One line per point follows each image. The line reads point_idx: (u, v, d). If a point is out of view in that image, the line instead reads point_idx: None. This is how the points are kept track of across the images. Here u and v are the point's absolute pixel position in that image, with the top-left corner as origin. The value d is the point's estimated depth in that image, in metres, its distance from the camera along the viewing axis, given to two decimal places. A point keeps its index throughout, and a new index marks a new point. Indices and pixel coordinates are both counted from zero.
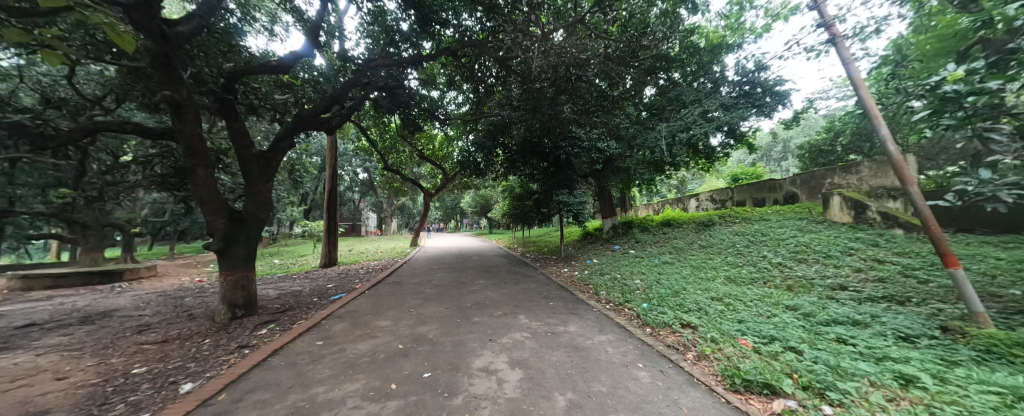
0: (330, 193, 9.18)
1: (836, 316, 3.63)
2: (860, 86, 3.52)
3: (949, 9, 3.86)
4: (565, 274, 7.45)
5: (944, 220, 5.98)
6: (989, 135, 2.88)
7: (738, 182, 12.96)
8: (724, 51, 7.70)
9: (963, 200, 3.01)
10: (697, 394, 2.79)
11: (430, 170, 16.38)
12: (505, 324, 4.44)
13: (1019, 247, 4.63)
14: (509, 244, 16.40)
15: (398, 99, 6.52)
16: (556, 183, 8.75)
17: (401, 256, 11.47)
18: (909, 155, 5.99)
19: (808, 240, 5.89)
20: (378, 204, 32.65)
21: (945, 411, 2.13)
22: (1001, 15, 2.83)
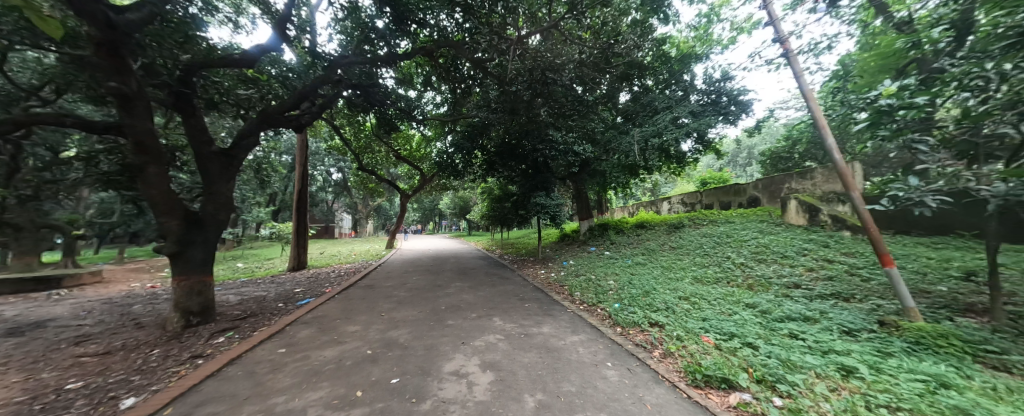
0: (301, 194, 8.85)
1: (789, 312, 3.87)
2: (810, 97, 3.78)
3: (887, 31, 4.23)
4: (542, 276, 7.52)
5: (885, 223, 6.41)
6: (916, 146, 3.19)
7: (707, 186, 13.59)
8: (693, 61, 8.03)
9: (895, 205, 3.29)
10: (661, 391, 2.89)
11: (407, 171, 16.09)
12: (479, 326, 4.43)
13: (945, 247, 5.13)
14: (488, 246, 16.37)
15: (372, 99, 6.36)
16: (533, 185, 8.98)
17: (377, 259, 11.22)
18: (856, 163, 6.47)
19: (768, 241, 6.25)
20: (354, 205, 31.70)
21: (880, 400, 2.32)
22: (927, 38, 3.18)
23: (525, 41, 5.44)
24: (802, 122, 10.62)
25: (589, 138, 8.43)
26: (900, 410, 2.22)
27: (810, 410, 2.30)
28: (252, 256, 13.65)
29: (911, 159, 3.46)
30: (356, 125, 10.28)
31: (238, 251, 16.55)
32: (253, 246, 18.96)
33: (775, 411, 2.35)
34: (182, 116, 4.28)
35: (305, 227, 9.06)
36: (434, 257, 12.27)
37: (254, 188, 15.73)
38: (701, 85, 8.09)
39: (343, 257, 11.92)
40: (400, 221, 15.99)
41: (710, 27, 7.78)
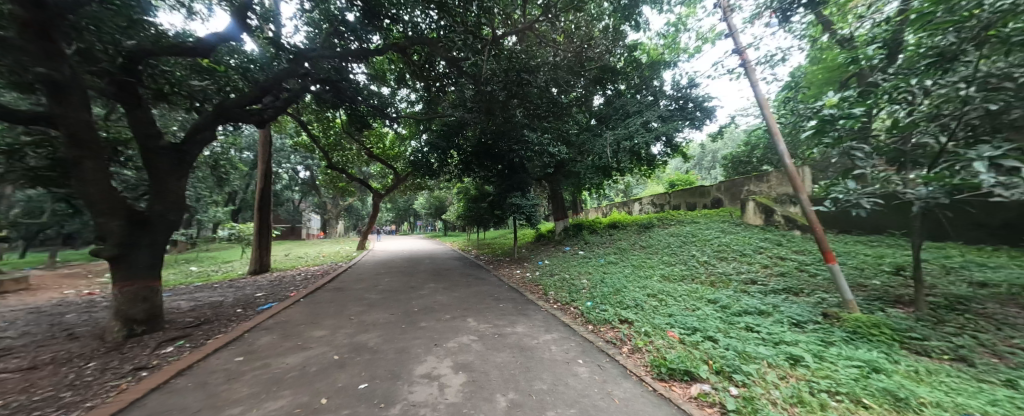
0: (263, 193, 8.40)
1: (746, 307, 4.12)
2: (765, 106, 4.04)
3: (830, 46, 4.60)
4: (517, 276, 7.54)
5: (830, 223, 7.07)
6: (853, 153, 3.49)
7: (675, 187, 14.23)
8: (662, 67, 8.36)
9: (836, 207, 3.59)
10: (628, 385, 2.99)
11: (380, 169, 15.63)
12: (452, 328, 4.39)
13: (879, 244, 5.67)
14: (463, 247, 16.23)
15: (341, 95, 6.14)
16: (509, 185, 9.04)
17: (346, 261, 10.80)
18: (805, 167, 7.01)
19: (729, 240, 6.63)
20: (323, 204, 30.39)
21: (821, 386, 2.54)
22: (863, 54, 3.50)
23: (500, 42, 5.45)
24: (759, 129, 11.39)
25: (564, 140, 8.54)
26: (838, 394, 2.43)
27: (761, 398, 2.47)
28: (209, 259, 12.71)
29: (850, 164, 3.79)
30: (325, 121, 9.85)
31: (193, 254, 15.34)
32: (210, 248, 17.66)
33: (731, 399, 2.50)
34: (126, 106, 3.93)
35: (267, 227, 8.60)
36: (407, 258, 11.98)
37: (211, 186, 14.66)
38: (669, 91, 8.46)
39: (311, 259, 11.39)
40: (372, 221, 15.49)
41: (678, 35, 8.13)
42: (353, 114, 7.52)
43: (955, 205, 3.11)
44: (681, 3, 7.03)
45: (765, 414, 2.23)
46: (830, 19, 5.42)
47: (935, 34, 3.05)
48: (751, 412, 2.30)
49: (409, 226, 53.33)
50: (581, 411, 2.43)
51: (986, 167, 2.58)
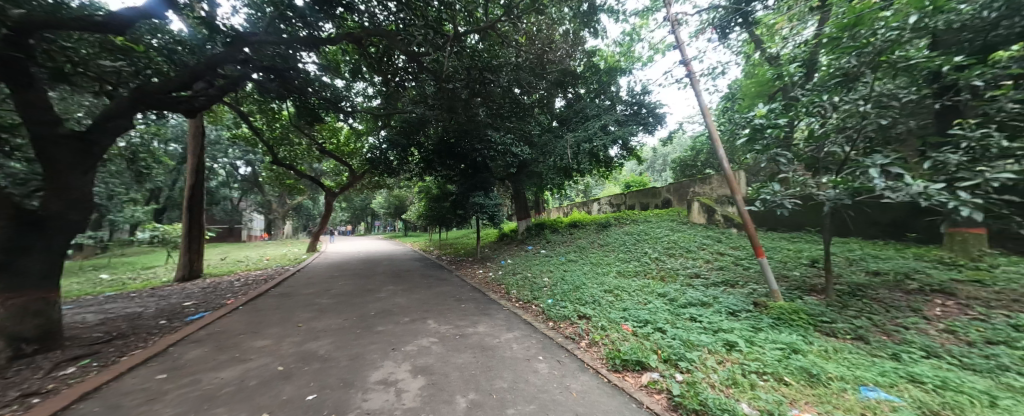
0: (193, 192, 7.58)
1: (690, 299, 4.46)
2: (707, 114, 4.38)
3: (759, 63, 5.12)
4: (479, 276, 7.50)
5: (761, 221, 7.88)
6: (778, 159, 3.89)
7: (630, 188, 15.01)
8: (619, 74, 8.78)
9: (765, 207, 3.99)
10: (586, 378, 3.10)
11: (334, 166, 14.70)
12: (412, 331, 4.27)
13: (799, 240, 6.44)
14: (425, 247, 15.84)
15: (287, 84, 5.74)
16: (472, 185, 8.92)
17: (294, 264, 10.04)
18: (740, 171, 7.74)
19: (676, 238, 7.14)
20: (268, 203, 27.90)
21: (751, 368, 2.84)
22: (787, 71, 3.94)
23: (461, 39, 5.38)
24: (702, 135, 12.40)
25: (527, 140, 8.65)
26: (765, 374, 2.75)
27: (702, 381, 2.71)
28: (124, 265, 11.04)
29: (775, 169, 4.25)
30: (271, 112, 9.06)
31: (102, 260, 13.19)
32: (125, 253, 15.30)
33: (676, 385, 2.70)
34: (11, 86, 3.28)
35: (198, 229, 7.76)
36: (364, 260, 11.44)
37: (128, 181, 12.77)
38: (624, 96, 8.96)
39: (253, 263, 10.41)
40: (326, 222, 14.54)
41: (633, 44, 8.58)
42: (301, 106, 7.08)
43: (855, 206, 3.61)
44: (636, 14, 7.39)
45: (705, 396, 2.44)
46: (759, 39, 6.06)
47: (840, 58, 3.54)
48: (694, 396, 2.50)
49: (370, 226, 50.82)
50: (541, 407, 2.47)
51: (879, 173, 3.03)
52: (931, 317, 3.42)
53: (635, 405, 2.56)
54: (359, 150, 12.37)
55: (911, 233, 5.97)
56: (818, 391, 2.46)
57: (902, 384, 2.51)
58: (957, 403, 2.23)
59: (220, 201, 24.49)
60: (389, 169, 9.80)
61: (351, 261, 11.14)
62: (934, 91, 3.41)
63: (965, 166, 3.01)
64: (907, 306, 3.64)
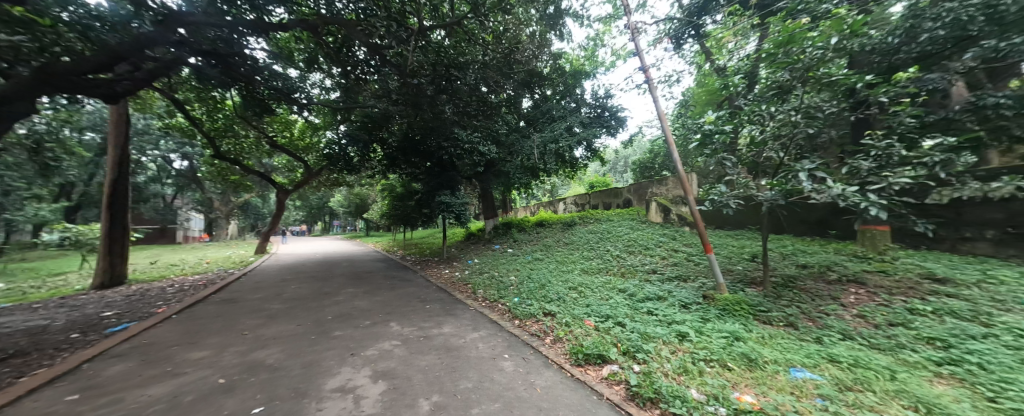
0: (115, 190, 6.72)
1: (648, 294, 4.71)
2: (664, 119, 4.63)
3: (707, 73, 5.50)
4: (445, 276, 7.38)
5: (710, 220, 8.52)
6: (725, 162, 4.23)
7: (594, 188, 15.52)
8: (583, 77, 9.06)
9: (713, 206, 4.31)
10: (549, 373, 3.17)
11: (287, 162, 13.71)
12: (373, 334, 4.10)
13: (742, 237, 7.04)
14: (389, 247, 15.30)
15: (230, 72, 5.37)
16: (438, 183, 8.78)
17: (242, 267, 9.23)
18: (692, 173, 8.29)
19: (636, 236, 7.51)
20: (210, 201, 25.33)
21: (701, 357, 3.06)
22: (732, 81, 4.28)
23: (426, 34, 5.30)
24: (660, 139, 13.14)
25: (494, 139, 8.64)
26: (712, 361, 2.99)
27: (657, 371, 2.88)
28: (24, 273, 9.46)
29: (723, 172, 4.59)
30: (213, 101, 8.23)
31: None
32: (26, 258, 13.09)
33: (634, 375, 2.85)
34: None
35: (121, 230, 6.90)
36: (320, 261, 10.79)
37: (28, 175, 10.92)
38: (589, 100, 9.31)
39: (191, 267, 9.40)
40: (277, 221, 13.56)
41: (597, 49, 8.88)
42: (247, 95, 6.60)
43: (787, 206, 4.00)
44: (599, 20, 7.62)
45: (659, 385, 2.62)
46: (709, 51, 6.51)
47: (778, 71, 3.89)
48: (649, 385, 2.66)
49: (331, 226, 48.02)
50: (505, 405, 2.47)
51: (807, 176, 3.40)
52: (847, 304, 3.89)
53: (596, 397, 2.67)
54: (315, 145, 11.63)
55: (832, 230, 6.74)
56: (756, 374, 2.74)
57: (823, 364, 2.85)
58: (865, 378, 2.58)
59: (153, 198, 21.84)
60: (349, 166, 9.35)
61: (306, 263, 10.46)
62: (851, 105, 3.87)
63: (874, 171, 3.45)
64: (829, 295, 4.11)
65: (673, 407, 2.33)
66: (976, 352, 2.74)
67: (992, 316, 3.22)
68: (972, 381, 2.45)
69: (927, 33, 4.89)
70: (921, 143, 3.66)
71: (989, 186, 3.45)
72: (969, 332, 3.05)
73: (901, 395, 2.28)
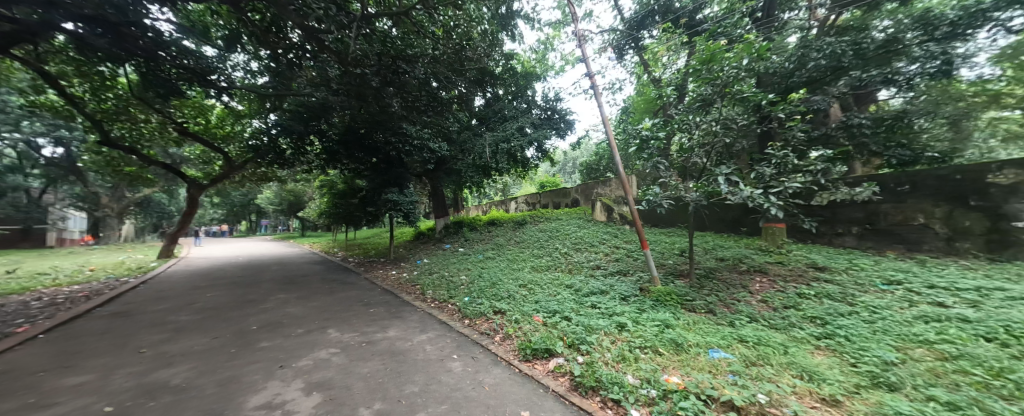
0: None
1: (593, 288, 4.98)
2: (608, 123, 4.91)
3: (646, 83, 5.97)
4: (392, 278, 7.06)
5: (646, 219, 9.27)
6: (659, 165, 4.61)
7: (544, 188, 15.99)
8: (534, 79, 9.34)
9: (648, 206, 4.66)
10: (498, 371, 3.19)
11: (203, 152, 11.97)
12: (307, 343, 3.77)
13: (673, 233, 7.77)
14: (329, 248, 14.20)
15: (124, 41, 4.63)
16: (385, 180, 8.40)
17: (141, 274, 7.85)
18: (632, 175, 8.94)
19: (583, 234, 7.91)
20: (99, 196, 21.07)
21: (636, 344, 3.32)
22: (665, 91, 4.70)
23: (368, 21, 5.05)
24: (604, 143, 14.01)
25: (445, 137, 8.44)
26: (646, 348, 3.25)
27: (598, 360, 3.05)
28: None
29: (657, 174, 4.99)
30: (99, 75, 6.82)
31: None
32: None
33: (577, 366, 2.99)
34: None
35: None
36: (244, 265, 9.62)
37: None
38: (540, 102, 9.66)
39: (68, 276, 7.73)
40: (188, 220, 11.82)
41: (547, 53, 9.25)
42: (149, 73, 5.68)
43: (709, 206, 4.48)
44: (549, 25, 7.92)
45: (600, 373, 2.79)
46: (647, 63, 7.10)
47: (705, 85, 4.35)
48: (591, 374, 2.82)
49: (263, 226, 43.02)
50: (452, 405, 2.43)
51: (724, 180, 3.86)
52: (753, 291, 4.50)
53: (542, 390, 2.75)
54: (239, 135, 10.30)
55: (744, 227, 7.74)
56: (683, 356, 3.05)
57: (735, 344, 3.26)
58: (766, 354, 3.02)
59: (12, 192, 17.45)
60: (280, 158, 8.66)
61: (227, 267, 9.25)
62: (757, 118, 4.48)
63: (774, 177, 4.01)
64: (740, 284, 4.71)
65: (612, 392, 2.51)
66: (843, 327, 3.37)
67: (854, 297, 3.98)
68: (840, 351, 3.01)
69: (814, 61, 6.03)
70: (807, 153, 4.37)
71: (852, 190, 4.24)
72: (839, 310, 3.72)
73: (794, 369, 2.70)
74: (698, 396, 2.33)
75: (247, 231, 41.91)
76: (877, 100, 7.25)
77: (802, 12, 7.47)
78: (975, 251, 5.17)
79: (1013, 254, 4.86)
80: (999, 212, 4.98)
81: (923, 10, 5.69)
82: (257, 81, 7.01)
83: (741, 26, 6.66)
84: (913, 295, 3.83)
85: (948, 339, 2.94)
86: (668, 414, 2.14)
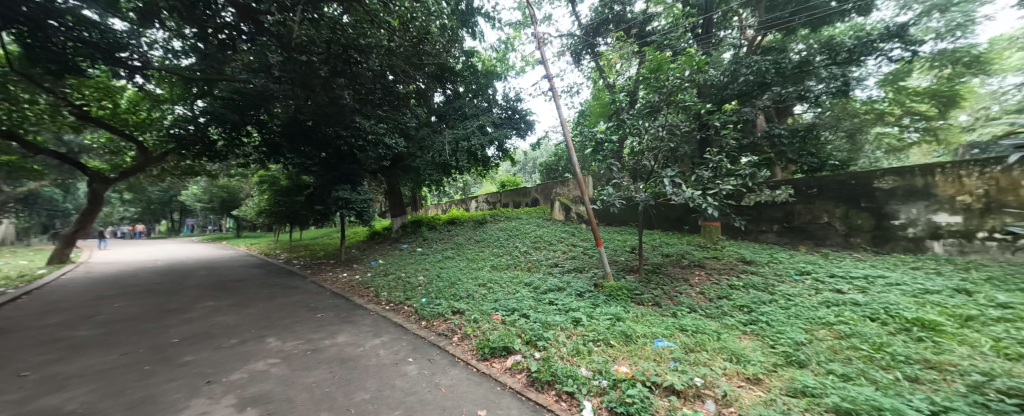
0: None
1: (550, 285, 5.12)
2: (566, 125, 5.07)
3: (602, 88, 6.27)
4: (342, 280, 6.67)
5: (601, 218, 9.72)
6: (612, 167, 4.86)
7: (505, 187, 16.07)
8: (494, 78, 9.37)
9: (603, 206, 4.87)
10: (455, 371, 3.15)
11: (108, 140, 10.34)
12: (243, 355, 3.42)
13: (625, 231, 8.25)
14: (271, 249, 13.02)
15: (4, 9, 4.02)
16: (336, 177, 7.94)
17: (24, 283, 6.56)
18: (590, 176, 9.33)
19: (542, 232, 8.11)
20: None
21: (589, 337, 3.49)
22: (619, 97, 4.98)
23: (317, 7, 4.79)
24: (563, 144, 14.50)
25: (403, 133, 8.16)
26: (599, 340, 3.41)
27: (554, 355, 3.14)
28: None
29: (610, 175, 5.25)
30: None
31: None
32: None
33: (534, 362, 3.06)
34: None
35: None
36: (164, 271, 8.44)
37: None
38: (501, 101, 9.71)
39: None
40: (88, 220, 10.21)
41: (507, 53, 9.36)
42: (36, 44, 4.78)
43: (656, 206, 4.80)
44: (509, 25, 8.02)
45: (555, 368, 2.87)
46: (602, 69, 7.43)
47: (653, 93, 4.67)
48: (547, 369, 2.89)
49: (192, 226, 38.18)
50: (406, 410, 2.34)
51: (669, 182, 4.16)
52: (693, 284, 4.91)
53: (499, 388, 2.77)
54: (159, 122, 9.11)
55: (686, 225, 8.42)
56: (631, 347, 3.25)
57: (676, 333, 3.54)
58: (702, 341, 3.32)
59: None
60: (210, 150, 7.87)
61: (142, 273, 8.06)
62: (697, 125, 4.88)
63: (711, 179, 4.40)
64: (682, 278, 5.13)
65: (566, 386, 2.60)
66: (765, 313, 3.80)
67: (774, 286, 4.51)
68: (762, 334, 3.40)
69: (744, 76, 6.74)
70: (738, 159, 4.86)
71: (772, 193, 4.81)
72: (762, 299, 4.20)
73: (726, 354, 2.99)
74: (644, 383, 2.49)
75: (170, 232, 36.88)
76: (793, 113, 8.30)
77: (735, 31, 8.35)
78: (865, 245, 6.18)
79: (891, 246, 5.92)
80: (883, 212, 6.01)
81: (828, 38, 6.63)
82: (180, 64, 6.16)
83: (683, 40, 7.25)
84: (819, 284, 4.44)
85: (844, 320, 3.44)
86: (616, 402, 2.27)
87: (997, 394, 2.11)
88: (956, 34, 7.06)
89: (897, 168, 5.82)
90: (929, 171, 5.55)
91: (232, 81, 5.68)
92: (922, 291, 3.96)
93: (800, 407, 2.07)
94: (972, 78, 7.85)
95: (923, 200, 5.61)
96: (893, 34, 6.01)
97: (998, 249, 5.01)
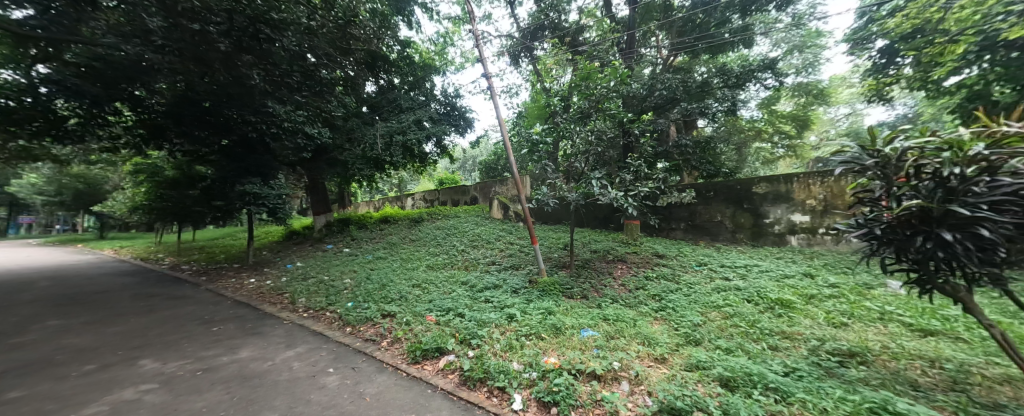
0: None
1: (486, 284, 5.16)
2: (503, 125, 5.14)
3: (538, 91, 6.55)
4: (249, 287, 5.85)
5: (537, 216, 10.09)
6: (546, 168, 5.13)
7: (444, 185, 15.72)
8: (433, 72, 9.18)
9: (535, 205, 5.07)
10: (381, 378, 2.99)
11: None
12: (104, 384, 2.78)
13: (558, 229, 8.70)
14: (155, 253, 10.75)
15: None
16: (241, 168, 7.05)
17: None
18: (525, 176, 9.54)
19: (480, 231, 8.14)
20: None
21: (521, 332, 3.60)
22: (555, 101, 5.22)
23: None
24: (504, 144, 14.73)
25: (330, 122, 7.47)
26: (531, 334, 3.55)
27: (487, 352, 3.18)
28: None
29: (544, 176, 5.47)
30: None
31: None
32: None
33: (467, 361, 3.05)
34: None
35: None
36: None
37: None
38: (439, 96, 9.48)
39: None
40: None
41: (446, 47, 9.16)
42: None
43: (584, 205, 5.14)
44: (446, 19, 7.92)
45: (488, 364, 2.89)
46: (538, 72, 7.73)
47: (584, 99, 5.06)
48: (479, 366, 2.90)
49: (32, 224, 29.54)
50: None
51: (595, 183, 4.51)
52: (616, 277, 5.39)
53: (430, 390, 2.71)
54: None
55: (612, 223, 9.18)
56: (561, 338, 3.44)
57: (599, 322, 3.85)
58: (619, 328, 3.66)
59: None
60: (57, 128, 6.16)
61: None
62: (621, 133, 5.34)
63: (631, 182, 4.85)
64: (607, 272, 5.59)
65: (498, 381, 2.65)
66: (672, 300, 4.35)
67: (680, 277, 5.18)
68: (670, 318, 3.88)
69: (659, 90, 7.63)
70: (654, 165, 5.47)
71: (678, 196, 5.51)
72: (671, 288, 4.78)
73: (641, 339, 3.34)
74: (569, 371, 2.64)
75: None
76: (696, 127, 9.64)
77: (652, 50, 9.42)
78: (746, 240, 7.43)
79: (763, 240, 7.21)
80: (759, 212, 7.30)
81: (723, 64, 7.83)
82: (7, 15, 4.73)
83: (607, 53, 7.95)
84: (712, 272, 5.24)
85: (729, 303, 4.11)
86: (544, 392, 2.38)
87: (827, 355, 2.72)
88: (808, 70, 8.99)
89: (769, 177, 7.11)
90: (790, 179, 6.92)
91: (90, 45, 4.56)
92: (782, 276, 4.94)
93: (693, 379, 2.42)
94: (817, 107, 10.03)
95: (786, 203, 6.97)
96: (767, 66, 7.41)
97: (831, 241, 6.49)
